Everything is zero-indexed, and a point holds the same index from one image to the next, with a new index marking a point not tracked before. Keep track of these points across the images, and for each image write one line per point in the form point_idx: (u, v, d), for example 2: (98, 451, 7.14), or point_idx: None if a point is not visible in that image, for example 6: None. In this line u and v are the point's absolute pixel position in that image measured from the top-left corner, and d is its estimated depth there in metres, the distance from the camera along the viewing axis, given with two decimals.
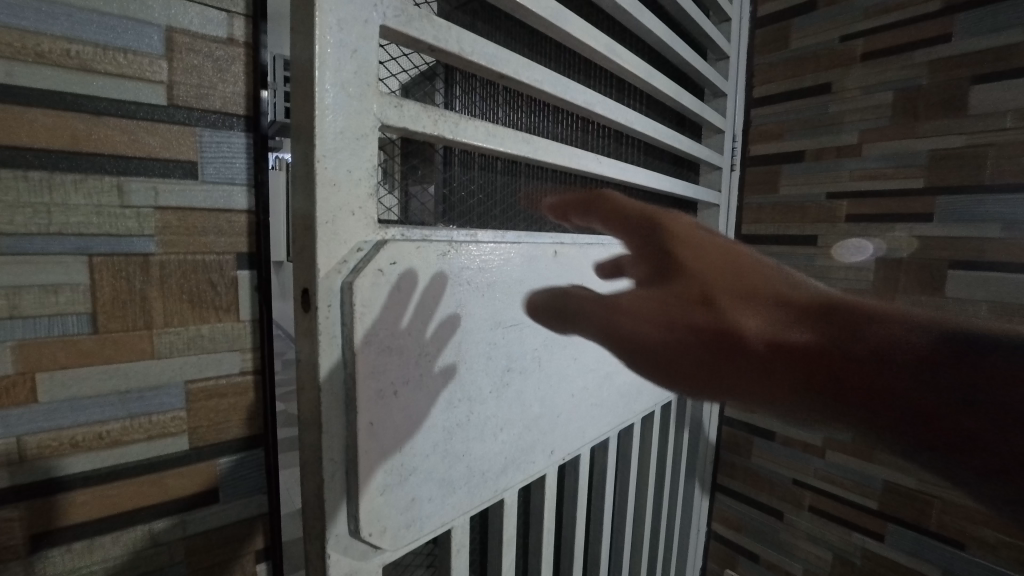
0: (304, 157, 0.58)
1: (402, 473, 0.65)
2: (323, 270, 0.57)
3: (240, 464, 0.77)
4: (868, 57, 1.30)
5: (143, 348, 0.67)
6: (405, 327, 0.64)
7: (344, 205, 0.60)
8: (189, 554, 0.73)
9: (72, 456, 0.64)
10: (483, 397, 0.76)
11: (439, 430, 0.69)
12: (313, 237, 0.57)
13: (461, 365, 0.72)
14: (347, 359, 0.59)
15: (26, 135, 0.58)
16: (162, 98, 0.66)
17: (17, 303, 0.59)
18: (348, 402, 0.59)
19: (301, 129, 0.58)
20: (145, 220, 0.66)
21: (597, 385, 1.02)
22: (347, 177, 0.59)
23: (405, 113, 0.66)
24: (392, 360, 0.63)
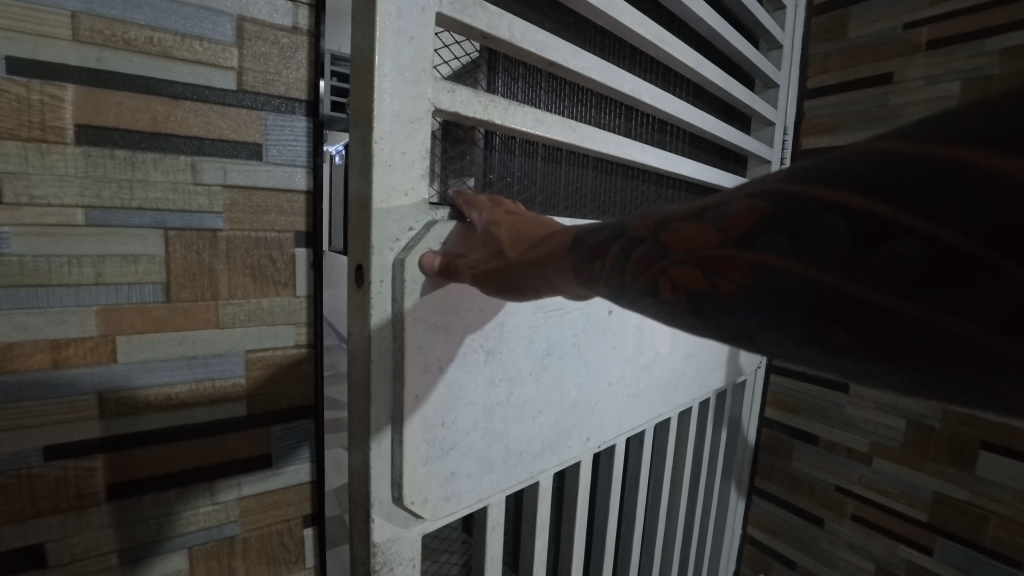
0: (362, 139, 0.60)
1: (443, 446, 0.67)
2: (378, 248, 0.60)
3: (291, 432, 0.81)
4: (935, 46, 1.23)
5: (209, 318, 0.72)
6: (454, 305, 0.66)
7: (398, 185, 0.62)
8: (243, 513, 0.78)
9: (144, 414, 0.69)
10: (523, 378, 0.77)
11: (480, 407, 0.71)
12: (368, 215, 0.60)
13: (502, 346, 0.74)
14: (397, 333, 0.62)
15: (115, 116, 0.63)
16: (232, 82, 0.70)
17: (102, 271, 0.65)
18: (396, 373, 0.62)
19: (361, 112, 0.60)
20: (214, 198, 0.70)
21: (635, 375, 1.01)
22: (402, 159, 0.62)
23: (457, 98, 0.67)
24: (438, 337, 0.65)
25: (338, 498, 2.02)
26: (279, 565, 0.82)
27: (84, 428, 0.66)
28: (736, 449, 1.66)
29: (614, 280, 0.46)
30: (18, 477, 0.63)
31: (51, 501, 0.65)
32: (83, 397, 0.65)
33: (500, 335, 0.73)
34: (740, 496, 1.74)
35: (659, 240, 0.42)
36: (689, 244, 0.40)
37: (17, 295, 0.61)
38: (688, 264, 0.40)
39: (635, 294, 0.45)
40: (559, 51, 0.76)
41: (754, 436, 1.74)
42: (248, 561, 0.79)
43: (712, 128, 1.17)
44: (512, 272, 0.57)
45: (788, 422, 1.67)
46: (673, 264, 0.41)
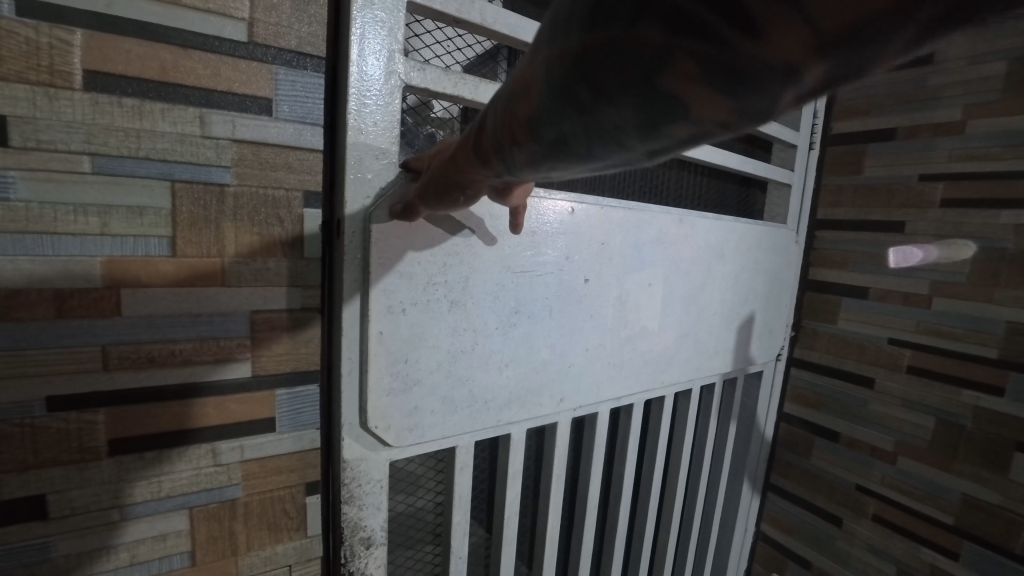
0: (337, 105, 0.71)
1: (407, 380, 0.76)
2: (349, 200, 0.70)
3: (296, 397, 0.79)
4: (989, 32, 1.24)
5: (214, 275, 0.70)
6: (413, 256, 0.74)
7: (372, 147, 0.71)
8: (245, 477, 0.77)
9: (147, 369, 0.68)
10: (489, 331, 0.83)
11: (444, 351, 0.79)
12: (341, 170, 0.70)
13: (469, 299, 0.80)
14: (360, 272, 0.70)
15: (123, 63, 0.62)
16: (243, 34, 0.68)
17: (108, 221, 0.64)
18: (364, 310, 0.71)
19: (338, 79, 0.69)
20: (222, 151, 0.69)
21: (618, 346, 1.03)
22: (373, 124, 0.71)
23: (429, 72, 0.75)
24: (398, 280, 0.73)
25: None
26: (281, 531, 0.81)
27: (88, 380, 0.65)
28: (751, 443, 1.61)
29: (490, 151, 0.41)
30: (21, 426, 0.63)
31: (53, 452, 0.64)
32: (87, 349, 0.65)
33: (468, 290, 0.80)
34: (755, 493, 1.68)
35: (504, 87, 0.36)
36: (516, 79, 0.34)
37: (24, 241, 0.61)
38: (521, 95, 0.34)
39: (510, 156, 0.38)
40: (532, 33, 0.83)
41: (771, 432, 1.68)
42: (249, 525, 0.78)
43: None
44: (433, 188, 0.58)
45: (808, 418, 1.60)
46: (513, 106, 0.35)
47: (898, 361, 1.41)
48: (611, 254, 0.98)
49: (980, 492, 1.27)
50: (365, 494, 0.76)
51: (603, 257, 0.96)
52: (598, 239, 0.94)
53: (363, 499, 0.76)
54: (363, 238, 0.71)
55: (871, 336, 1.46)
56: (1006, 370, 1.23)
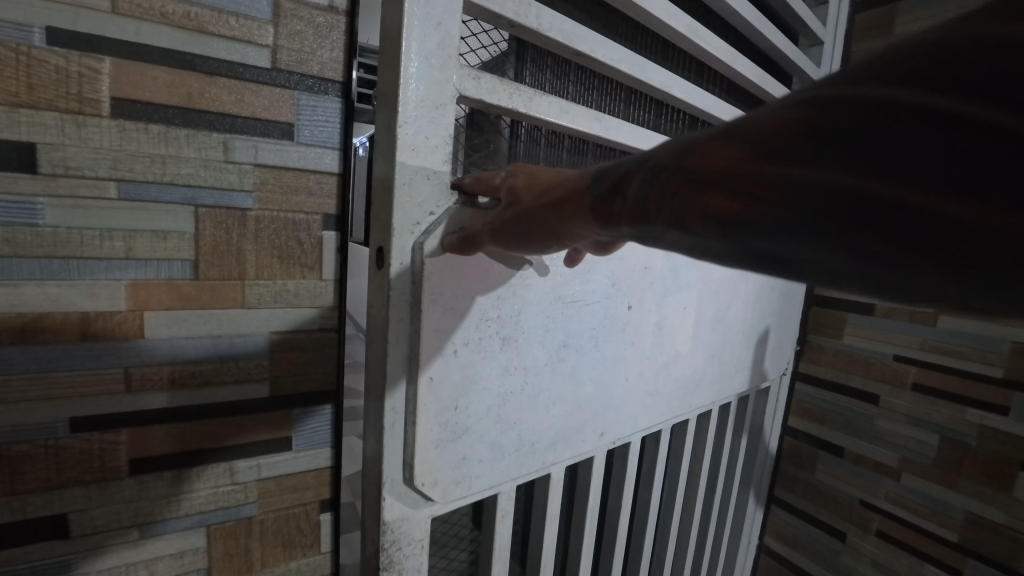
0: (389, 125, 0.62)
1: (457, 427, 0.70)
2: (398, 229, 0.62)
3: (311, 416, 0.80)
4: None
5: (235, 297, 0.72)
6: (469, 292, 0.68)
7: (421, 169, 0.63)
8: (262, 495, 0.78)
9: (168, 390, 0.69)
10: (538, 368, 0.79)
11: (495, 394, 0.74)
12: (388, 197, 0.62)
13: (520, 337, 0.76)
14: (417, 316, 0.64)
15: (150, 91, 0.63)
16: (267, 60, 0.69)
17: (133, 246, 0.65)
18: (411, 358, 0.64)
19: (389, 96, 0.61)
20: (245, 176, 0.70)
21: (652, 372, 1.02)
22: (424, 146, 0.63)
23: (480, 86, 0.68)
24: (457, 323, 0.68)
25: (348, 484, 1.97)
26: (295, 548, 0.82)
27: (112, 401, 0.66)
28: (757, 457, 1.62)
29: (642, 212, 0.42)
30: (44, 447, 0.63)
31: (76, 472, 0.65)
32: (110, 370, 0.66)
33: (517, 327, 0.76)
34: (759, 505, 1.69)
35: (683, 162, 0.38)
36: (717, 163, 0.36)
37: (51, 265, 0.61)
38: (721, 190, 0.36)
39: (662, 229, 0.41)
40: (585, 41, 0.74)
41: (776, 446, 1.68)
42: (264, 543, 0.79)
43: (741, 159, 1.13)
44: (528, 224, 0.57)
45: (813, 432, 1.61)
46: (703, 198, 0.37)
47: (904, 379, 1.41)
48: (652, 279, 0.97)
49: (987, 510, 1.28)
50: (405, 558, 0.70)
51: (646, 287, 0.95)
52: (641, 264, 0.93)
53: (402, 565, 0.69)
54: (415, 273, 0.63)
55: (877, 352, 1.47)
56: (1013, 391, 1.24)
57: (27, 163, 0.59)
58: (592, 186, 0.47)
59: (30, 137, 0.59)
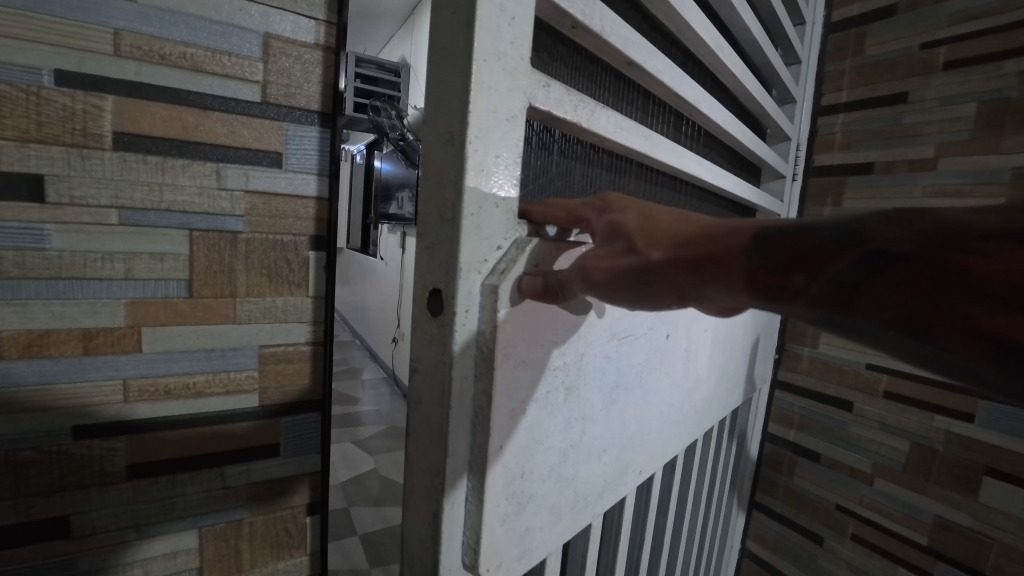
0: (451, 140, 0.32)
1: (519, 505, 0.39)
2: (464, 269, 0.33)
3: (297, 424, 0.86)
4: (957, 68, 0.83)
5: (227, 313, 0.77)
6: (546, 333, 0.38)
7: (492, 190, 0.34)
8: (251, 499, 0.83)
9: (164, 400, 0.75)
10: (601, 414, 0.48)
11: (557, 454, 0.43)
12: (446, 228, 0.33)
13: (587, 369, 0.45)
14: (491, 378, 0.34)
15: (148, 125, 0.69)
16: (257, 95, 0.75)
17: (132, 267, 0.71)
18: (478, 421, 0.35)
19: (445, 98, 0.33)
20: (236, 202, 0.76)
21: (683, 400, 0.69)
22: (501, 170, 0.34)
23: (550, 95, 0.37)
24: (532, 382, 0.38)
25: (342, 490, 2.01)
26: (283, 549, 0.87)
27: (112, 410, 0.72)
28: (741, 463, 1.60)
29: (851, 304, 0.27)
30: (48, 453, 0.69)
31: (77, 477, 0.71)
32: (109, 382, 0.71)
33: (580, 375, 0.44)
34: None
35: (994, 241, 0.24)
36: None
37: (56, 286, 0.67)
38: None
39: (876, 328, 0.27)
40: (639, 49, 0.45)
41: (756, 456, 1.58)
42: (254, 544, 0.84)
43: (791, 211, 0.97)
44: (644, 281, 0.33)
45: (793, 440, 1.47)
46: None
47: (876, 386, 1.09)
48: None
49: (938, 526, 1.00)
50: None
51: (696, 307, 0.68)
52: None
53: None
54: (484, 346, 0.34)
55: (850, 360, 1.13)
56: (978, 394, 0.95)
57: (36, 193, 0.65)
58: (754, 250, 0.30)
59: (39, 169, 0.64)
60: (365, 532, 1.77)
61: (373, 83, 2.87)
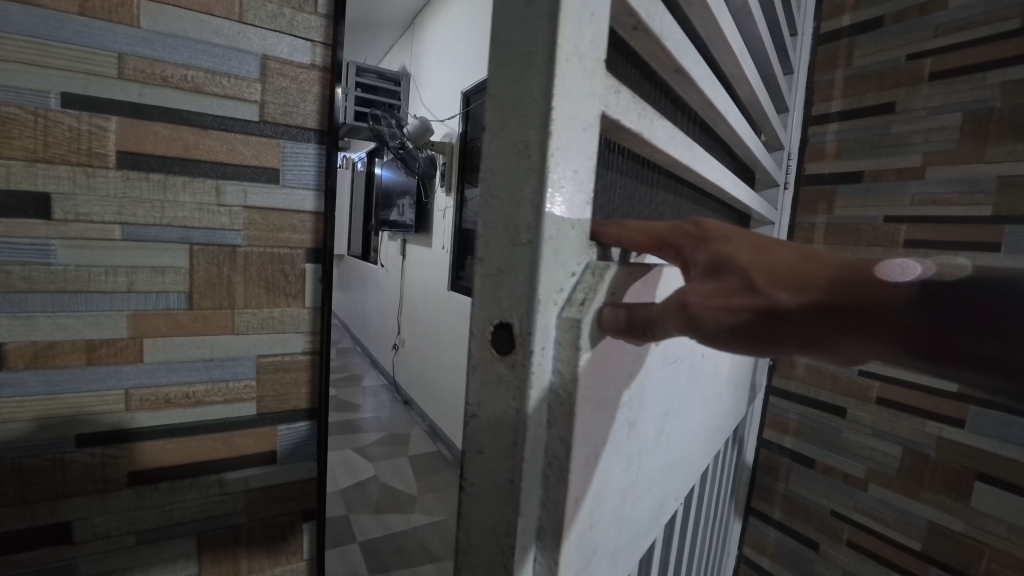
0: (526, 148, 0.24)
1: (588, 560, 0.31)
2: (543, 302, 0.25)
3: (294, 432, 0.88)
4: (942, 79, 0.84)
5: (225, 324, 0.80)
6: (620, 361, 0.31)
7: (569, 207, 0.26)
8: (248, 505, 0.85)
9: (165, 409, 0.77)
10: (651, 446, 0.42)
11: (618, 498, 0.35)
12: (516, 252, 0.25)
13: (645, 396, 0.38)
14: (572, 426, 0.26)
15: (150, 144, 0.72)
16: (255, 114, 0.78)
17: (134, 280, 0.73)
18: (553, 471, 0.27)
19: (511, 96, 0.25)
20: (235, 217, 0.78)
21: (705, 420, 0.64)
22: (577, 187, 0.27)
23: (621, 102, 0.29)
24: (607, 421, 0.30)
25: (342, 498, 2.02)
26: (280, 554, 0.89)
27: (115, 418, 0.74)
28: None
29: None
30: (53, 461, 0.71)
31: (80, 483, 0.73)
32: (112, 392, 0.74)
33: (637, 407, 0.36)
34: None
35: None
36: None
37: (61, 299, 0.69)
38: None
39: None
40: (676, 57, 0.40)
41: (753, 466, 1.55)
42: (251, 549, 0.86)
43: (785, 228, 0.99)
44: (770, 327, 0.27)
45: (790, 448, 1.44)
46: None
47: (868, 393, 1.01)
48: None
49: (927, 537, 0.93)
50: None
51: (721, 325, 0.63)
52: None
53: None
54: (564, 396, 0.26)
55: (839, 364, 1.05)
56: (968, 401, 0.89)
57: (43, 211, 0.67)
58: (917, 306, 0.26)
59: (46, 188, 0.67)
60: (365, 540, 1.77)
61: (373, 92, 2.91)
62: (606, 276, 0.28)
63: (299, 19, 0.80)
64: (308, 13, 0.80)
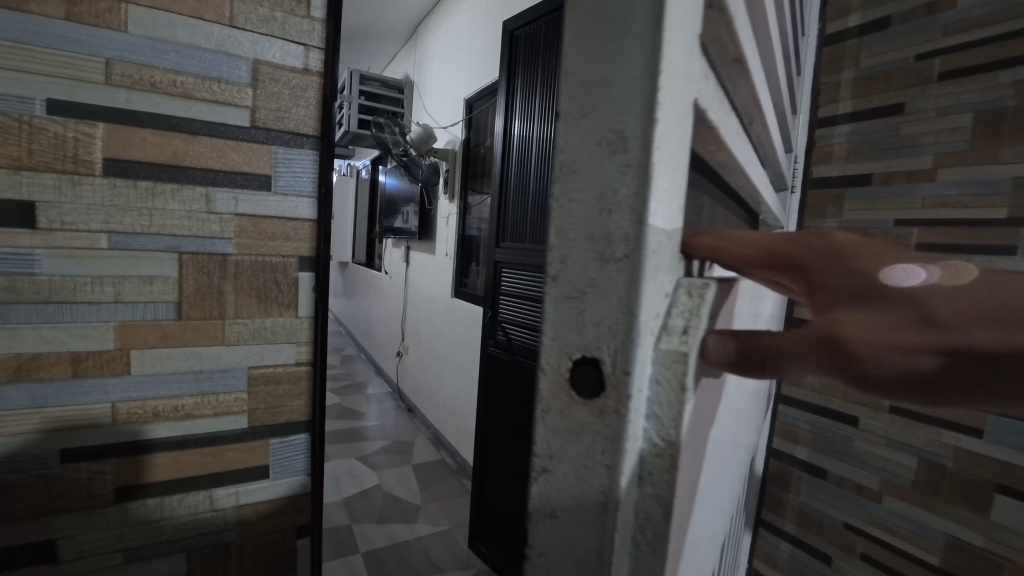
0: (620, 141, 0.20)
1: None
2: (643, 330, 0.20)
3: (287, 445, 0.85)
4: (952, 78, 0.81)
5: (215, 335, 0.78)
6: (707, 398, 0.27)
7: (668, 212, 0.21)
8: (240, 521, 0.82)
9: (154, 423, 0.75)
10: (715, 484, 0.38)
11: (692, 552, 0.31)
12: (608, 269, 0.20)
13: (716, 432, 0.34)
14: (673, 484, 0.20)
15: (138, 151, 0.70)
16: (246, 120, 0.76)
17: (121, 290, 0.71)
18: (647, 539, 0.21)
19: (599, 81, 0.21)
20: (226, 225, 0.77)
21: (745, 443, 0.60)
22: (677, 189, 0.22)
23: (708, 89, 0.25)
24: (694, 470, 0.26)
25: (345, 507, 1.99)
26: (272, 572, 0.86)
27: (102, 433, 0.72)
28: None
29: None
30: (37, 477, 0.69)
31: (65, 500, 0.71)
32: (98, 406, 0.71)
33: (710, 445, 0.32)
34: None
35: None
36: None
37: (45, 310, 0.68)
38: None
39: None
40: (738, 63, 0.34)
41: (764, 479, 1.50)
42: (242, 566, 0.83)
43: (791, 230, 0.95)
44: (952, 369, 0.23)
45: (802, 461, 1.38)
46: None
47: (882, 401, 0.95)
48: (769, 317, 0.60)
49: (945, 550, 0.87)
50: None
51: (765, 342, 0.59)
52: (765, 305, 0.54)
53: None
54: (664, 448, 0.20)
55: None
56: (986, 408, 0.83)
57: (27, 220, 0.66)
58: None
59: (31, 197, 0.65)
60: (368, 550, 1.74)
61: (376, 100, 2.92)
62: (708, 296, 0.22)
63: (291, 22, 0.78)
64: (301, 16, 0.79)
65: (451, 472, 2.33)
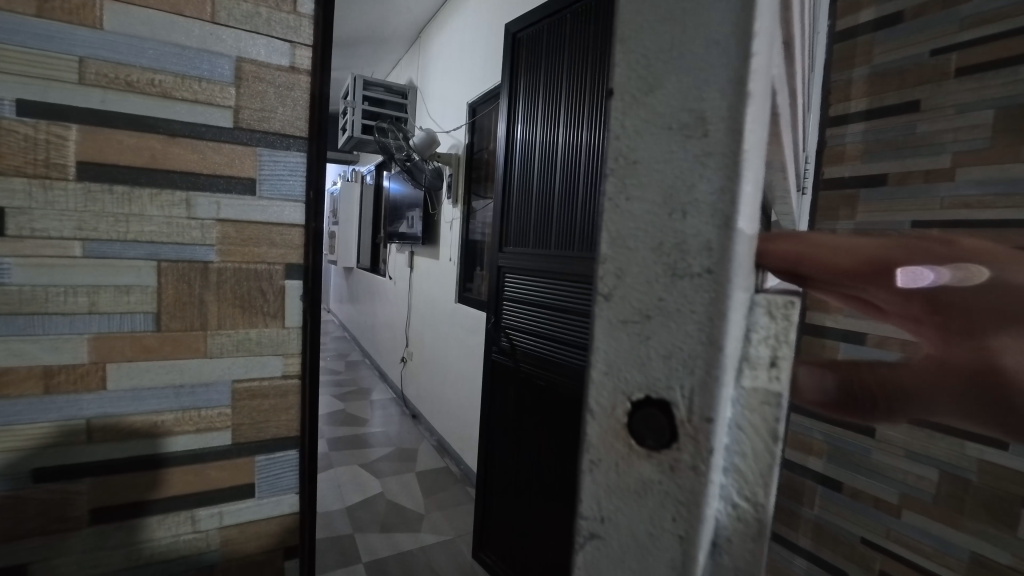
0: (698, 120, 0.15)
1: None
2: (730, 365, 0.15)
3: (273, 462, 0.81)
4: (971, 74, 0.73)
5: (197, 347, 0.74)
6: None
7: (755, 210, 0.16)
8: (224, 543, 0.78)
9: (132, 440, 0.71)
10: None
11: None
12: (680, 286, 0.16)
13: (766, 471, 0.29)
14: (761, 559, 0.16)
15: (114, 154, 0.67)
16: (229, 120, 0.73)
17: (96, 300, 0.67)
18: None
19: (666, 49, 0.16)
20: (207, 231, 0.73)
21: None
22: (765, 180, 0.17)
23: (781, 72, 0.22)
24: None
25: (348, 515, 1.95)
26: None
27: (77, 451, 0.68)
28: None
29: None
30: (7, 498, 0.65)
31: (38, 522, 0.67)
32: (72, 423, 0.68)
33: None
34: None
35: None
36: None
37: (15, 322, 0.64)
38: None
39: None
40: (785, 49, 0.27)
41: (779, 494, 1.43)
42: None
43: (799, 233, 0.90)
44: None
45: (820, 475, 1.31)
46: None
47: None
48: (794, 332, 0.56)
49: (973, 572, 0.75)
50: None
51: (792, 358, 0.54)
52: None
53: None
54: (749, 514, 0.16)
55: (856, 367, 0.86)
56: None
57: None
58: None
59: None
60: (371, 559, 1.69)
61: (379, 105, 2.91)
62: (797, 318, 0.17)
63: (276, 18, 0.75)
64: (287, 12, 0.75)
65: (455, 480, 2.28)
